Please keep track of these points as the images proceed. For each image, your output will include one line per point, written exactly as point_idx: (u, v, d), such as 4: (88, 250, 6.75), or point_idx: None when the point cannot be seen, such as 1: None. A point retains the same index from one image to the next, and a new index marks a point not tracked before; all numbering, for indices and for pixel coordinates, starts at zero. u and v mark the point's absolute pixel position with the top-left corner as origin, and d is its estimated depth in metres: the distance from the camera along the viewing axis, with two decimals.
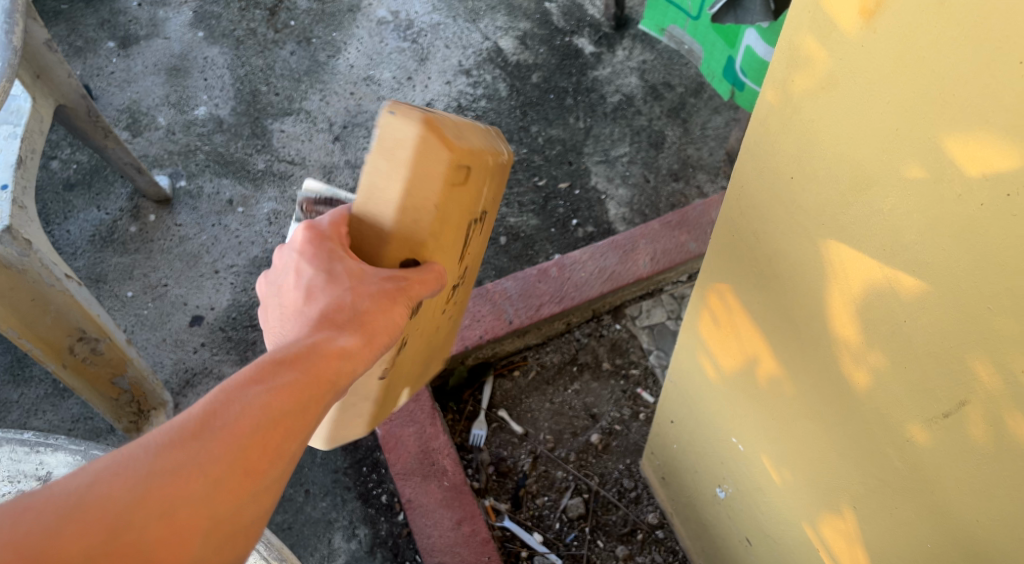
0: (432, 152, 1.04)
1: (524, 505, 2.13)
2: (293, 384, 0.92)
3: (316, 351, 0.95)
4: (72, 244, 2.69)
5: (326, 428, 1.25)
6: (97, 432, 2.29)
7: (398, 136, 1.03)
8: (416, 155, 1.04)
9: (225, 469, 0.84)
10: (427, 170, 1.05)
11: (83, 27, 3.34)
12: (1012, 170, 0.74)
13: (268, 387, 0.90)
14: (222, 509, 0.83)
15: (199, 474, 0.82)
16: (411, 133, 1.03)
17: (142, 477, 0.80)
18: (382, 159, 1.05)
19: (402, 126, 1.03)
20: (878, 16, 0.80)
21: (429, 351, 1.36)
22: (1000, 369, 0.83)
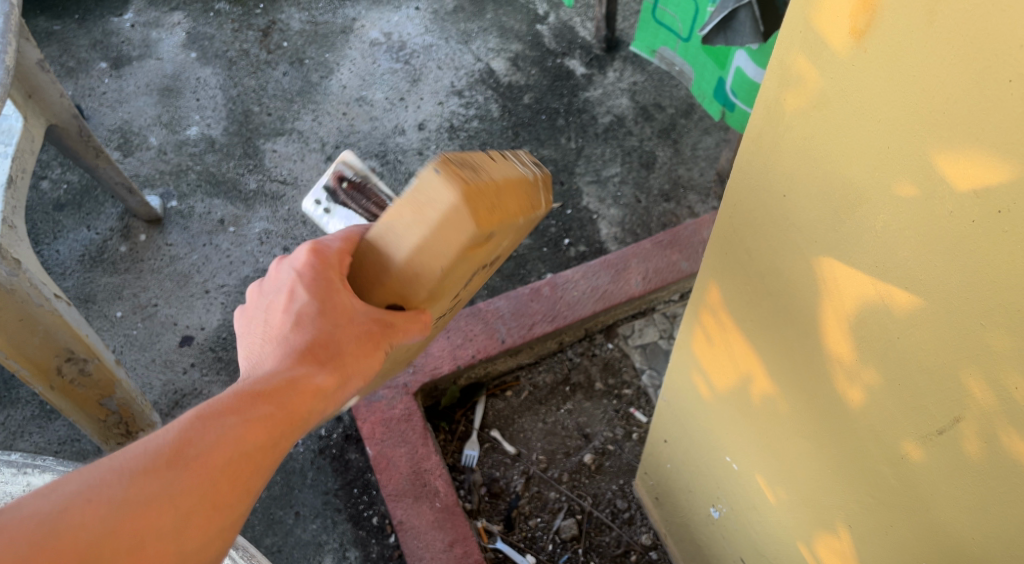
0: (462, 221, 0.98)
1: (516, 527, 2.11)
2: (265, 419, 0.97)
3: (296, 400, 0.99)
4: (61, 264, 2.67)
5: None
6: (83, 454, 2.26)
7: (432, 197, 0.99)
8: (445, 220, 0.99)
9: (194, 501, 0.90)
10: (452, 236, 1.00)
11: (74, 48, 3.34)
12: (1003, 189, 0.75)
13: (241, 419, 0.95)
14: (188, 543, 0.89)
15: (169, 506, 0.89)
16: (446, 205, 0.98)
17: (113, 508, 0.86)
18: (413, 211, 1.01)
19: (436, 185, 0.98)
20: (868, 36, 0.81)
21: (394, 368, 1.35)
22: (993, 386, 0.83)
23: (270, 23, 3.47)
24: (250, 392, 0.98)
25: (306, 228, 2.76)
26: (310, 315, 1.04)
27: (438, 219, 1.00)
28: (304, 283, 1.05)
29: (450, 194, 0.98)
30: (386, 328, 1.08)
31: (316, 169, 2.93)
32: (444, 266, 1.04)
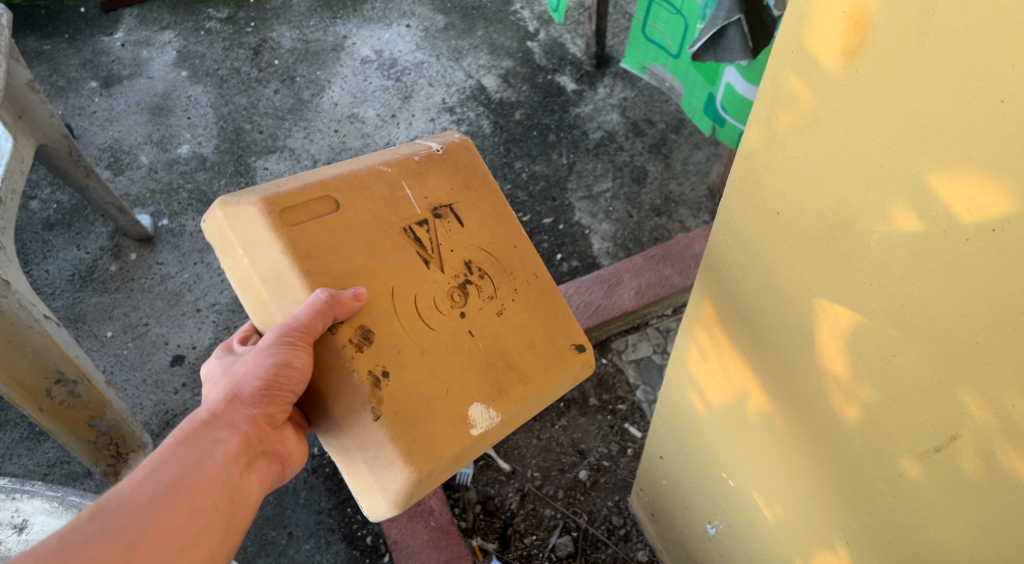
0: (242, 212, 1.17)
1: (512, 545, 2.10)
2: (180, 455, 1.11)
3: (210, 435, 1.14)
4: (51, 284, 2.65)
5: (374, 493, 1.16)
6: (73, 477, 2.24)
7: (219, 232, 1.20)
8: (236, 230, 1.18)
9: (128, 533, 1.03)
10: (252, 226, 1.17)
11: (65, 67, 3.34)
12: (997, 208, 0.75)
13: (155, 464, 1.10)
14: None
15: (109, 540, 1.02)
16: (225, 222, 1.19)
17: (54, 553, 0.99)
18: (229, 254, 1.20)
19: (215, 221, 1.20)
20: (859, 57, 0.81)
21: (480, 367, 1.24)
22: (990, 404, 0.83)
23: (261, 41, 3.48)
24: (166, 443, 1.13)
25: None
26: (214, 384, 1.23)
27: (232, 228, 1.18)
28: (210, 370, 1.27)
29: (217, 214, 1.19)
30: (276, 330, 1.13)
31: None
32: (281, 248, 1.16)
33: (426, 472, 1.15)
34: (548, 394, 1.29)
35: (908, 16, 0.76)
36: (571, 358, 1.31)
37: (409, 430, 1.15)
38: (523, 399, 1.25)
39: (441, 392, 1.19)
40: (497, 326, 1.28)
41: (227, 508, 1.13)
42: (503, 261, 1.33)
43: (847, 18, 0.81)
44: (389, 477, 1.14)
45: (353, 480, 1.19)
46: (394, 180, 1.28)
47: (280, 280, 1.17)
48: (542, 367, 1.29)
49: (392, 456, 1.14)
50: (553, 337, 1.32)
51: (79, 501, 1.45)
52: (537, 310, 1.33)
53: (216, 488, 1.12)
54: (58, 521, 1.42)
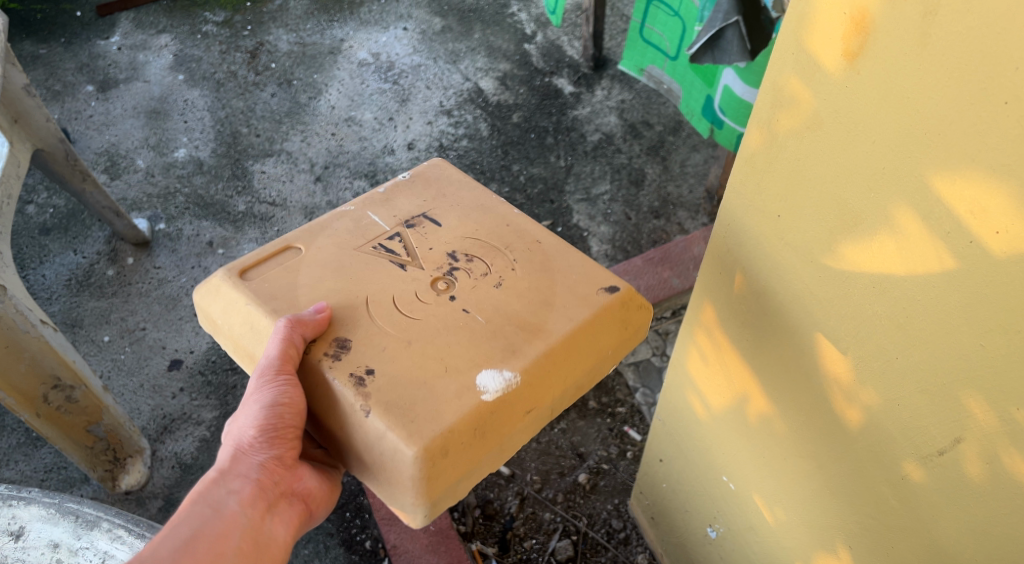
0: (211, 284, 1.25)
1: (511, 549, 2.09)
2: (195, 508, 1.12)
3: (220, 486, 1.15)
4: (47, 288, 2.64)
5: (394, 488, 1.09)
6: (70, 483, 2.22)
7: (203, 312, 1.28)
8: (209, 302, 1.25)
9: None
10: (220, 292, 1.24)
11: (61, 71, 3.33)
12: (1001, 210, 0.75)
13: (173, 520, 1.11)
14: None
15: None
16: (201, 301, 1.27)
17: None
18: (212, 326, 1.27)
19: (197, 304, 1.28)
20: (861, 58, 0.81)
21: (485, 336, 1.17)
22: (995, 407, 0.83)
23: (258, 44, 3.47)
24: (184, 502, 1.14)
25: None
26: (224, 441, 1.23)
27: (206, 301, 1.25)
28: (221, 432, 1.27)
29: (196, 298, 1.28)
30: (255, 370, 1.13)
31: (305, 189, 2.91)
32: (247, 300, 1.21)
33: (438, 450, 1.07)
34: (581, 347, 1.20)
35: (910, 17, 0.76)
36: (601, 303, 1.22)
37: (406, 414, 1.08)
38: (544, 353, 1.16)
39: (439, 370, 1.12)
40: (499, 295, 1.22)
41: (251, 549, 1.13)
42: (495, 239, 1.30)
43: (848, 20, 0.81)
44: (401, 466, 1.07)
45: (377, 483, 1.12)
46: (358, 214, 1.34)
47: (253, 328, 1.20)
48: (564, 319, 1.19)
49: (394, 444, 1.07)
50: (572, 290, 1.23)
51: (77, 508, 1.43)
52: (547, 271, 1.25)
53: (235, 532, 1.13)
54: (56, 527, 1.41)
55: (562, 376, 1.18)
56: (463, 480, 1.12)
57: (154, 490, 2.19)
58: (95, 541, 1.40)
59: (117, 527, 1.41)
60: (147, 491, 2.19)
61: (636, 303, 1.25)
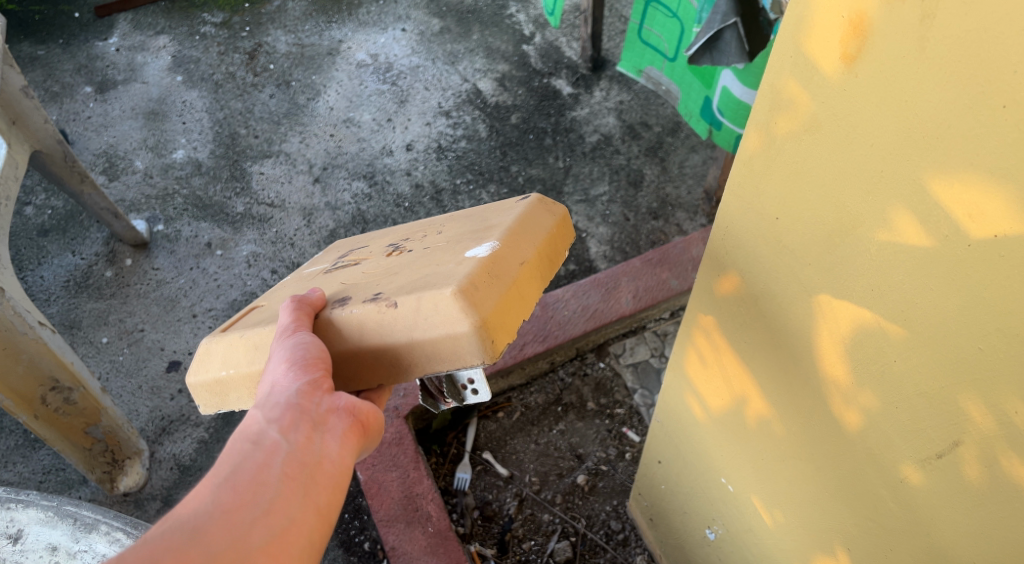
0: (203, 355, 1.18)
1: (510, 550, 2.09)
2: (230, 447, 0.93)
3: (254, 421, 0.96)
4: (45, 290, 2.64)
5: (457, 337, 0.99)
6: (68, 484, 2.22)
7: (212, 399, 1.18)
8: (204, 378, 1.17)
9: (190, 522, 0.84)
10: (212, 356, 1.17)
11: (59, 72, 3.33)
12: (999, 214, 0.75)
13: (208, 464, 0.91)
14: (217, 547, 0.83)
15: (169, 533, 0.83)
16: (202, 386, 1.17)
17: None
18: (224, 395, 1.17)
19: (199, 396, 1.19)
20: (858, 61, 0.81)
21: (452, 244, 1.12)
22: (992, 410, 0.83)
23: (257, 46, 3.47)
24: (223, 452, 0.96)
25: (294, 249, 2.74)
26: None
27: (203, 373, 1.17)
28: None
29: (194, 388, 1.18)
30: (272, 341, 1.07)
31: (304, 191, 2.91)
32: (240, 335, 1.15)
33: (477, 285, 0.99)
34: (561, 237, 1.13)
35: (908, 21, 0.76)
36: (529, 201, 1.15)
37: (427, 285, 1.01)
38: (517, 227, 1.09)
39: (434, 266, 1.06)
40: (449, 231, 1.21)
41: (299, 473, 0.92)
42: (416, 229, 1.33)
43: (846, 23, 0.81)
44: (450, 311, 0.98)
45: (438, 352, 1.02)
46: (295, 279, 1.37)
47: (257, 345, 1.13)
48: (512, 213, 1.14)
49: (430, 298, 0.99)
50: (499, 210, 1.19)
51: (76, 511, 1.42)
52: (471, 215, 1.26)
53: (278, 458, 0.92)
54: (54, 530, 1.41)
55: (556, 243, 1.12)
56: (515, 316, 1.02)
57: (154, 492, 2.19)
58: (93, 545, 1.39)
59: (116, 530, 1.41)
60: (145, 492, 2.19)
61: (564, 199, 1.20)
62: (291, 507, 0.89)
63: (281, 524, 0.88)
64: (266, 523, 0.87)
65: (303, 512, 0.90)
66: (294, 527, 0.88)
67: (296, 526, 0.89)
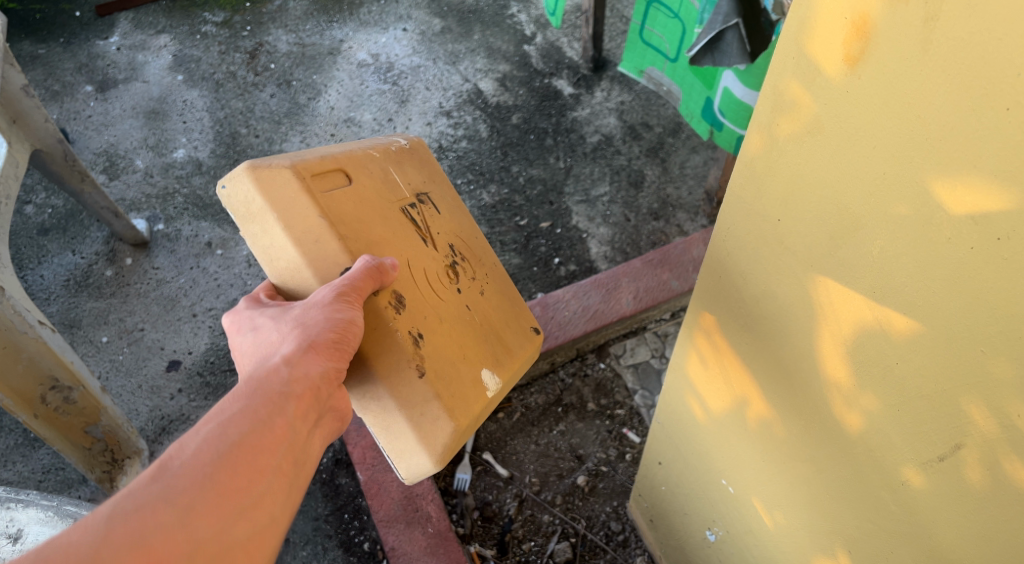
0: (277, 175, 1.16)
1: (510, 551, 2.08)
2: (244, 411, 1.00)
3: (274, 386, 1.04)
4: (45, 289, 2.64)
5: (420, 453, 1.19)
6: (67, 484, 2.22)
7: (242, 199, 1.16)
8: (266, 189, 1.15)
9: (188, 494, 0.91)
10: (285, 187, 1.16)
11: (60, 71, 3.33)
12: (1000, 215, 0.75)
13: (218, 423, 0.98)
14: (205, 533, 0.91)
15: (164, 504, 0.90)
16: (253, 187, 1.15)
17: (102, 518, 0.87)
18: (253, 223, 1.16)
19: (242, 181, 1.15)
20: (861, 63, 0.81)
21: (479, 337, 1.32)
22: (995, 413, 0.83)
23: (258, 45, 3.47)
24: (229, 397, 1.02)
25: None
26: (264, 336, 1.12)
27: (267, 190, 1.15)
28: (240, 322, 1.16)
29: (250, 172, 1.15)
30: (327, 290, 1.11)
31: None
32: (317, 211, 1.17)
33: (461, 430, 1.21)
34: (525, 368, 1.39)
35: (912, 23, 0.76)
36: (535, 337, 1.42)
37: (446, 388, 1.20)
38: (514, 367, 1.35)
39: (460, 356, 1.26)
40: (484, 302, 1.37)
41: (291, 469, 1.01)
42: (474, 247, 1.42)
43: (849, 25, 0.80)
44: (437, 431, 1.19)
45: (393, 441, 1.19)
46: (382, 164, 1.33)
47: (318, 242, 1.16)
48: (520, 345, 1.38)
49: (437, 411, 1.18)
50: (519, 320, 1.42)
51: (76, 511, 1.43)
52: (499, 293, 1.42)
53: (281, 447, 1.00)
54: (54, 530, 1.41)
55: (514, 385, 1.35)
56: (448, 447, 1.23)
57: None
58: None
59: None
60: None
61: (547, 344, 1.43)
62: (276, 507, 0.98)
63: (263, 522, 0.96)
64: (252, 518, 0.95)
65: (283, 513, 0.98)
66: (272, 526, 0.97)
67: (275, 524, 0.97)
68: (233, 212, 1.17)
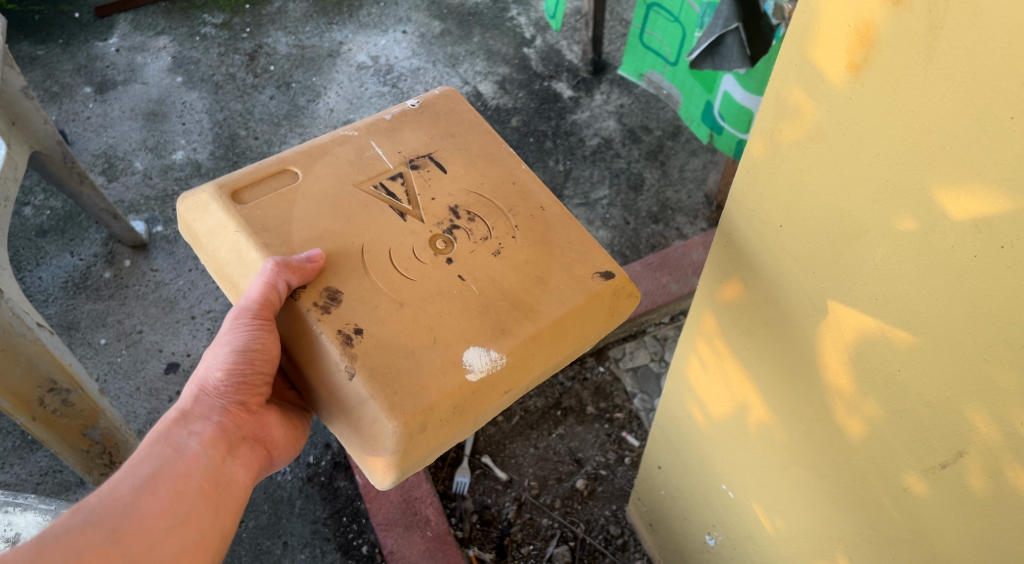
0: (198, 202, 1.27)
1: (508, 555, 2.08)
2: (157, 449, 1.14)
3: (182, 427, 1.17)
4: (44, 291, 2.64)
5: (372, 458, 1.13)
6: (65, 486, 2.22)
7: (187, 230, 1.30)
8: (195, 215, 1.27)
9: (112, 519, 1.04)
10: (208, 210, 1.26)
11: (58, 73, 3.32)
12: (1004, 222, 0.75)
13: (135, 460, 1.11)
14: (133, 549, 1.04)
15: (91, 528, 1.03)
16: (185, 216, 1.29)
17: (37, 540, 1.00)
18: (197, 246, 1.29)
19: (181, 215, 1.30)
20: (865, 70, 0.81)
21: (475, 310, 1.20)
22: (998, 421, 0.82)
23: (257, 47, 3.47)
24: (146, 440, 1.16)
25: None
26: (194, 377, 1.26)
27: (192, 216, 1.28)
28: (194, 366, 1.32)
29: (181, 207, 1.30)
30: (233, 311, 1.17)
31: None
32: (235, 224, 1.23)
33: (416, 424, 1.11)
34: (571, 328, 1.22)
35: (915, 29, 0.76)
36: (595, 288, 1.24)
37: (390, 384, 1.12)
38: (536, 334, 1.19)
39: (428, 340, 1.16)
40: (498, 261, 1.24)
41: (212, 491, 1.15)
42: (500, 200, 1.31)
43: (852, 32, 0.81)
44: (380, 434, 1.11)
45: (352, 447, 1.15)
46: (363, 141, 1.35)
47: (240, 257, 1.22)
48: (557, 302, 1.22)
49: (374, 411, 1.11)
50: (569, 270, 1.25)
51: None
52: (547, 244, 1.27)
53: (197, 472, 1.14)
54: None
55: (547, 359, 1.20)
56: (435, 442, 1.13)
57: None
58: None
59: None
60: None
61: (626, 291, 1.27)
62: (200, 524, 1.11)
63: (190, 537, 1.09)
64: (179, 535, 1.08)
65: (210, 528, 1.12)
66: (200, 540, 1.11)
67: (202, 539, 1.11)
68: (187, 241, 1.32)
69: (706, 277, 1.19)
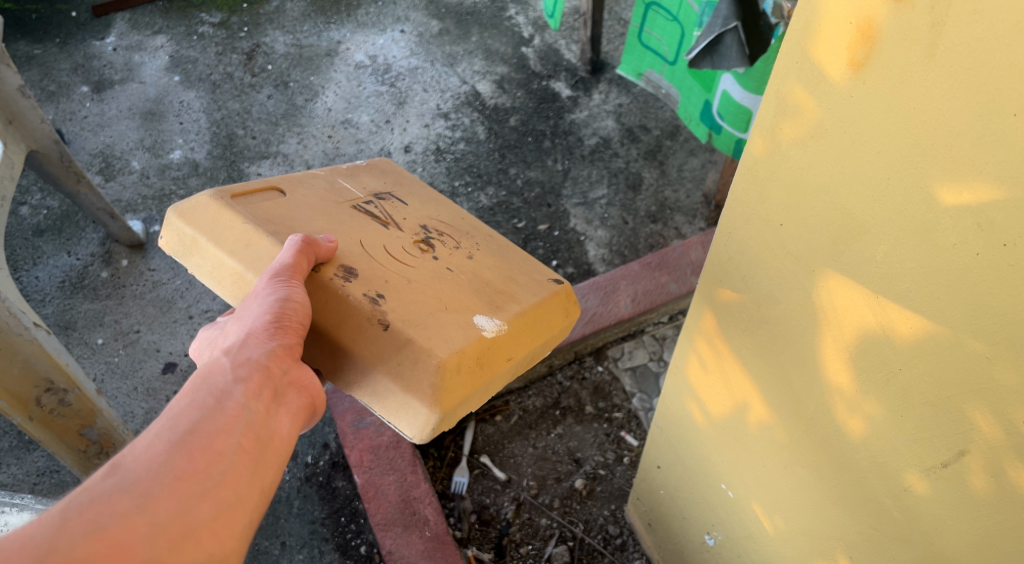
0: (196, 204, 1.24)
1: (508, 554, 2.07)
2: (194, 400, 0.97)
3: (222, 374, 1.01)
4: (40, 291, 2.62)
5: (415, 400, 1.09)
6: (62, 486, 2.21)
7: (177, 239, 1.24)
8: (191, 220, 1.23)
9: (144, 481, 0.89)
10: (209, 211, 1.23)
11: (55, 72, 3.31)
12: (1007, 219, 0.74)
13: (168, 414, 0.95)
14: (165, 515, 0.88)
15: (120, 493, 0.87)
16: (180, 220, 1.24)
17: (58, 511, 0.84)
18: (190, 253, 1.23)
19: (169, 225, 1.25)
20: (867, 68, 0.81)
21: (469, 293, 1.22)
22: (1000, 420, 0.82)
23: (255, 46, 3.46)
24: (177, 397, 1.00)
25: None
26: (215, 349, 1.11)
27: (189, 221, 1.23)
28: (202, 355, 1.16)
29: (169, 220, 1.24)
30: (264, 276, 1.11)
31: None
32: (243, 219, 1.21)
33: (454, 365, 1.10)
34: (544, 319, 1.25)
35: (917, 26, 0.75)
36: (556, 287, 1.29)
37: (422, 332, 1.12)
38: (521, 310, 1.22)
39: (440, 308, 1.17)
40: (473, 264, 1.29)
41: (253, 448, 0.98)
42: (455, 226, 1.38)
43: (854, 29, 0.80)
44: (421, 375, 1.09)
45: (385, 400, 1.11)
46: (328, 179, 1.40)
47: (249, 246, 1.19)
48: (531, 293, 1.26)
49: (415, 352, 1.10)
50: (530, 274, 1.31)
51: None
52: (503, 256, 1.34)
53: (238, 424, 0.97)
54: None
55: (535, 340, 1.23)
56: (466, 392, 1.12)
57: None
58: None
59: None
60: None
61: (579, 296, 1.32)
62: (239, 484, 0.94)
63: (228, 500, 0.93)
64: (216, 497, 0.92)
65: (249, 489, 0.95)
66: (240, 503, 0.94)
67: (241, 502, 0.94)
68: (175, 256, 1.25)
69: (706, 275, 1.19)
